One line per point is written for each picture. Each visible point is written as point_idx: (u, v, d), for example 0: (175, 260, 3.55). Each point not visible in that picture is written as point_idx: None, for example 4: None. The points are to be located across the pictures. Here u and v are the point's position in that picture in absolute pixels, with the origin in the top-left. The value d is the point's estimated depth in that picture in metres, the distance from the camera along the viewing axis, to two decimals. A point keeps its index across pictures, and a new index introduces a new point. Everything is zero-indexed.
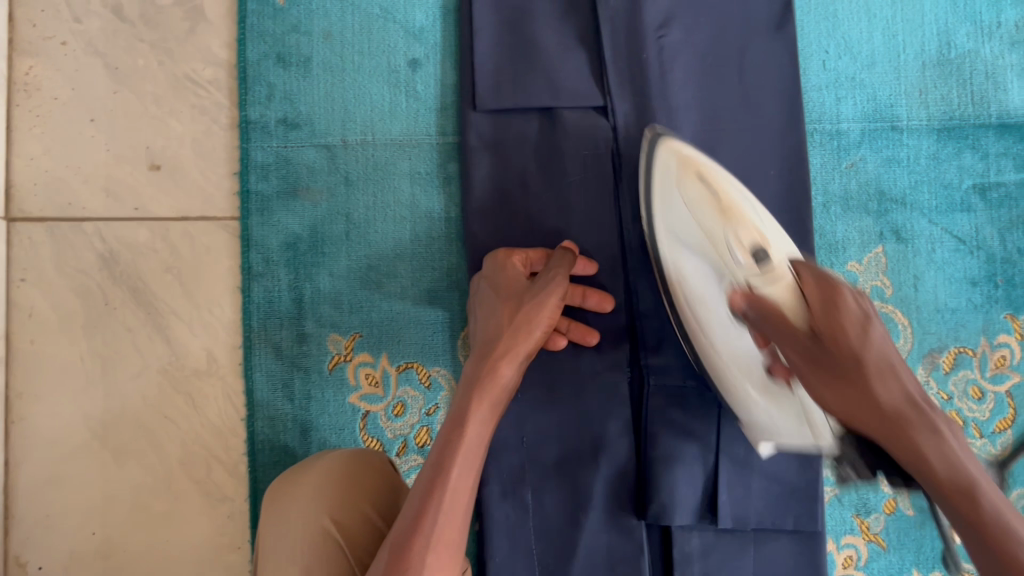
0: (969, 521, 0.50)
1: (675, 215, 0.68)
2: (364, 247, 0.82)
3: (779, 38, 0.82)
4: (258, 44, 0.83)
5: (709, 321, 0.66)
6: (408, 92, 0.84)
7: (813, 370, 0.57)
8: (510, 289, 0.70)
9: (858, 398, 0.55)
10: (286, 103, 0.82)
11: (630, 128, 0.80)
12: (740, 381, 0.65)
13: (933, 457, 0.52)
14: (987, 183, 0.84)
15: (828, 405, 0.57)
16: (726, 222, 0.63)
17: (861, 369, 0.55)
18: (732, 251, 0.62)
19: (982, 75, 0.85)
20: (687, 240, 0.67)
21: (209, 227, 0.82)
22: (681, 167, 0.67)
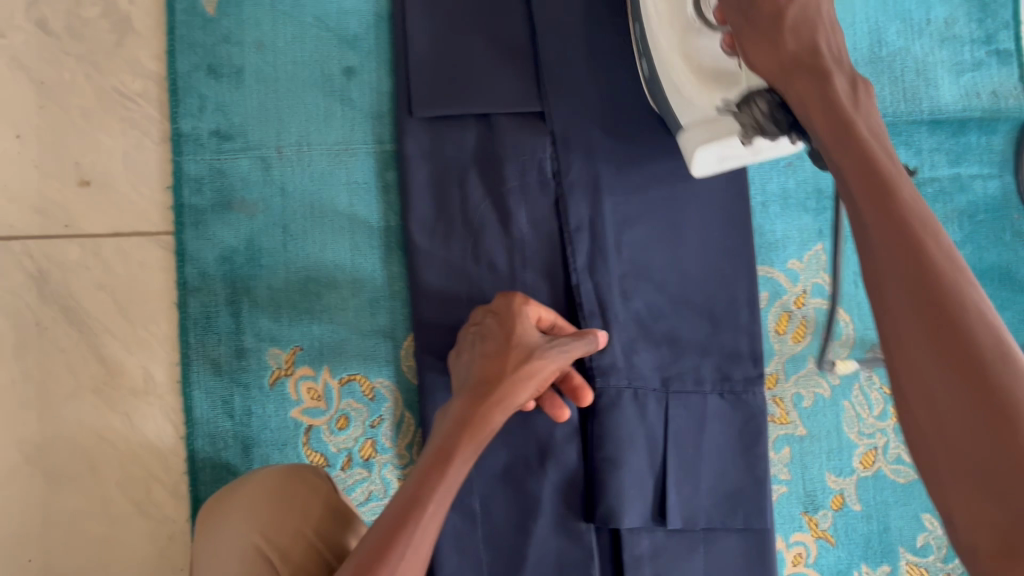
0: (848, 151, 0.52)
1: None
2: (303, 258, 0.81)
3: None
4: (188, 55, 0.81)
5: (673, 18, 0.71)
6: (344, 100, 0.83)
7: (741, 21, 0.63)
8: (518, 332, 0.66)
9: (768, 49, 0.61)
10: (218, 115, 0.81)
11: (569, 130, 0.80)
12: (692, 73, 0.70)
13: (815, 93, 0.57)
14: (920, 179, 0.85)
15: (749, 61, 0.63)
16: None
17: (780, 22, 0.61)
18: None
19: (913, 72, 0.85)
20: None
21: (143, 242, 0.81)
22: None
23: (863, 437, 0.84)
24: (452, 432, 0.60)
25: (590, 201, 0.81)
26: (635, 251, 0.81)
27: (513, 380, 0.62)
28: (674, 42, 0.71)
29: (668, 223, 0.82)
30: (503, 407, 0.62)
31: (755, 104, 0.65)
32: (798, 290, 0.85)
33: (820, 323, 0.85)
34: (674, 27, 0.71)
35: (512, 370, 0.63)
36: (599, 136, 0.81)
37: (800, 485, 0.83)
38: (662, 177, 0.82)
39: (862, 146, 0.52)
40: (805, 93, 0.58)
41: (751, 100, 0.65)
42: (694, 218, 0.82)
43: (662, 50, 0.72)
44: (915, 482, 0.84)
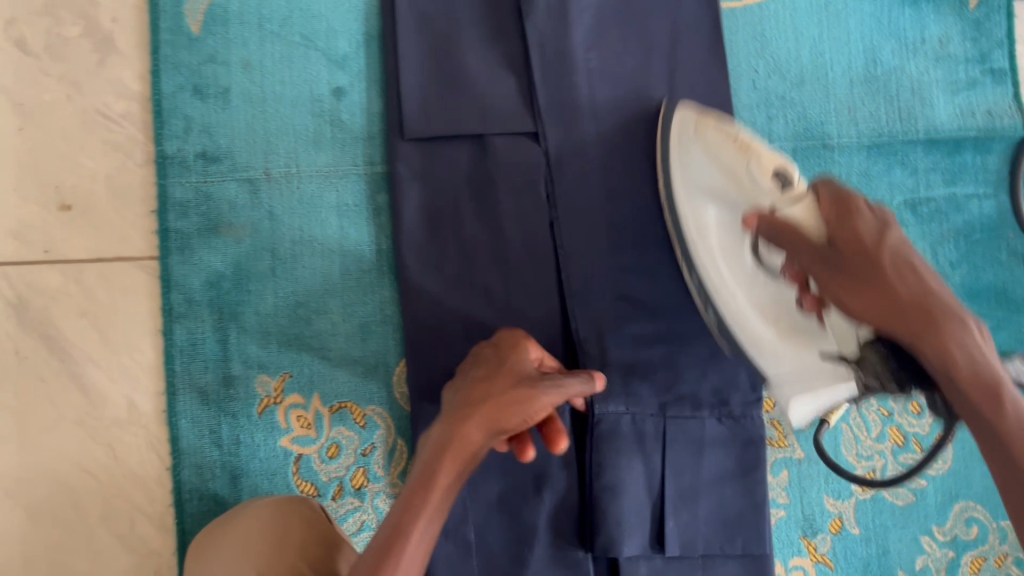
0: (974, 391, 0.53)
1: (697, 170, 0.72)
2: (292, 284, 0.79)
3: (708, 59, 0.82)
4: (172, 75, 0.79)
5: (732, 263, 0.69)
6: (333, 121, 0.81)
7: (830, 277, 0.60)
8: (500, 362, 0.63)
9: (875, 298, 0.58)
10: (204, 137, 0.79)
11: (564, 151, 0.79)
12: (771, 340, 0.66)
13: (960, 355, 0.54)
14: (917, 199, 0.84)
15: (847, 308, 0.59)
16: (745, 155, 0.67)
17: (874, 267, 0.59)
18: (754, 178, 0.66)
19: (908, 91, 0.85)
20: (705, 169, 0.70)
21: (126, 267, 0.78)
22: (698, 124, 0.72)
23: (862, 460, 0.83)
24: (436, 453, 0.58)
25: (585, 223, 0.79)
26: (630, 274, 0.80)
27: (493, 402, 0.59)
28: (742, 293, 0.69)
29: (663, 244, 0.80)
30: (477, 429, 0.58)
31: (867, 359, 0.58)
32: None
33: None
34: (737, 278, 0.69)
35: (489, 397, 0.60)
36: (594, 157, 0.80)
37: (798, 509, 0.82)
38: (656, 197, 0.80)
39: (981, 383, 0.53)
40: (942, 363, 0.54)
41: (867, 359, 0.58)
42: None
43: (721, 274, 0.70)
44: (914, 505, 0.83)
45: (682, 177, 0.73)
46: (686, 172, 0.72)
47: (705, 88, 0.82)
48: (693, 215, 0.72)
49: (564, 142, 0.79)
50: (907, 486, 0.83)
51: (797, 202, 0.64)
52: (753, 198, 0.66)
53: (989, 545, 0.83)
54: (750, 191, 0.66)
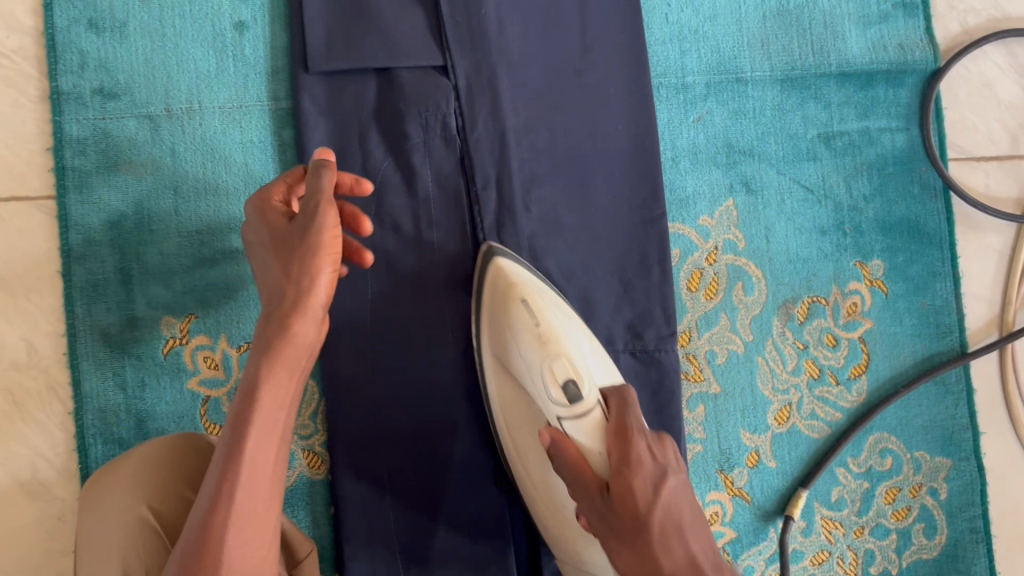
0: None
1: (502, 342, 0.68)
2: (195, 222, 0.77)
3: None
4: (67, 9, 0.77)
5: (535, 454, 0.68)
6: (236, 56, 0.79)
7: (603, 525, 0.56)
8: (278, 231, 0.55)
9: (641, 561, 0.53)
10: (101, 72, 0.77)
11: (474, 84, 0.77)
12: (573, 537, 0.67)
13: None
14: (831, 132, 0.84)
15: (617, 564, 0.55)
16: (544, 353, 0.64)
17: (646, 531, 0.53)
18: (546, 384, 0.62)
19: (820, 25, 0.85)
20: (507, 336, 0.67)
21: (22, 207, 0.76)
22: (508, 287, 0.69)
23: (777, 394, 0.83)
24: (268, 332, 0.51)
25: (496, 158, 0.77)
26: (543, 211, 0.79)
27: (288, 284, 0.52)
28: (578, 552, 0.67)
29: (574, 180, 0.80)
30: (303, 313, 0.52)
31: None
32: (710, 247, 0.83)
33: (732, 279, 0.83)
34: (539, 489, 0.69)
35: (289, 274, 0.53)
36: (505, 88, 0.78)
37: (715, 443, 0.82)
38: (567, 133, 0.80)
39: None
40: None
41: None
42: (600, 172, 0.80)
43: (524, 474, 0.70)
44: (829, 438, 0.83)
45: (494, 355, 0.70)
46: (499, 376, 0.70)
47: (617, 20, 0.82)
48: (495, 360, 0.70)
49: (475, 75, 0.77)
50: (823, 418, 0.83)
51: (587, 425, 0.59)
52: (547, 412, 0.63)
53: (904, 475, 0.83)
54: (542, 404, 0.63)
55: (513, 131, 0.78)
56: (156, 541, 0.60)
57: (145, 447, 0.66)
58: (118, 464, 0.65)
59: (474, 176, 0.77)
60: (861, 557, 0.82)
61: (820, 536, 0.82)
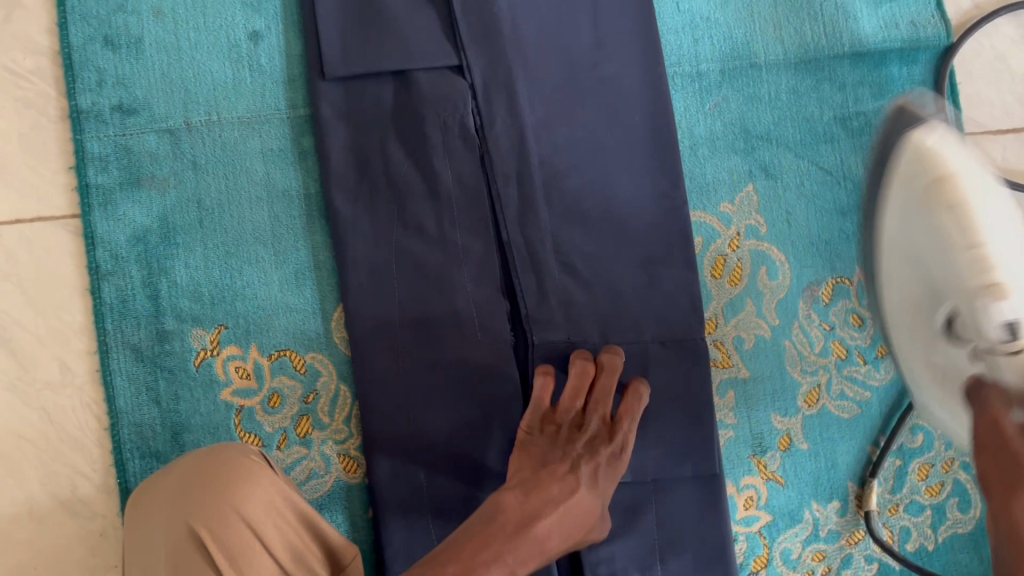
0: None
1: (910, 222, 0.60)
2: (221, 233, 0.78)
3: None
4: (82, 27, 0.77)
5: (919, 326, 0.62)
6: (252, 67, 0.79)
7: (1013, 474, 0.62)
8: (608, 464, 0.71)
9: None
10: (119, 88, 0.77)
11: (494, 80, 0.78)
12: (925, 396, 0.65)
13: None
14: (847, 113, 0.84)
15: None
16: (971, 271, 0.54)
17: None
18: (965, 278, 0.55)
19: (832, 5, 0.85)
20: (915, 206, 0.59)
21: (46, 227, 0.76)
22: (938, 178, 0.57)
23: (806, 376, 0.83)
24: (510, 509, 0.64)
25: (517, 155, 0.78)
26: (564, 206, 0.79)
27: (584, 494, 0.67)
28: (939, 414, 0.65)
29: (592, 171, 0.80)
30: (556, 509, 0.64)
31: None
32: (732, 233, 0.83)
33: (756, 264, 0.83)
34: (907, 343, 0.64)
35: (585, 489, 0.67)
36: (521, 85, 0.78)
37: (747, 428, 0.82)
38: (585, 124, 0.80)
39: None
40: None
41: None
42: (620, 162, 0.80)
43: (895, 312, 0.65)
44: (860, 417, 0.83)
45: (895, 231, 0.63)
46: (894, 226, 0.63)
47: (631, 11, 0.81)
48: (890, 236, 0.64)
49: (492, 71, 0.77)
50: (853, 398, 0.83)
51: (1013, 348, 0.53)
52: (948, 305, 0.57)
53: (936, 451, 0.84)
54: (948, 298, 0.57)
55: (532, 127, 0.78)
56: (209, 566, 0.60)
57: (203, 463, 0.63)
58: (173, 477, 0.64)
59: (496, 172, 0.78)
60: (897, 534, 0.83)
61: (856, 516, 0.82)
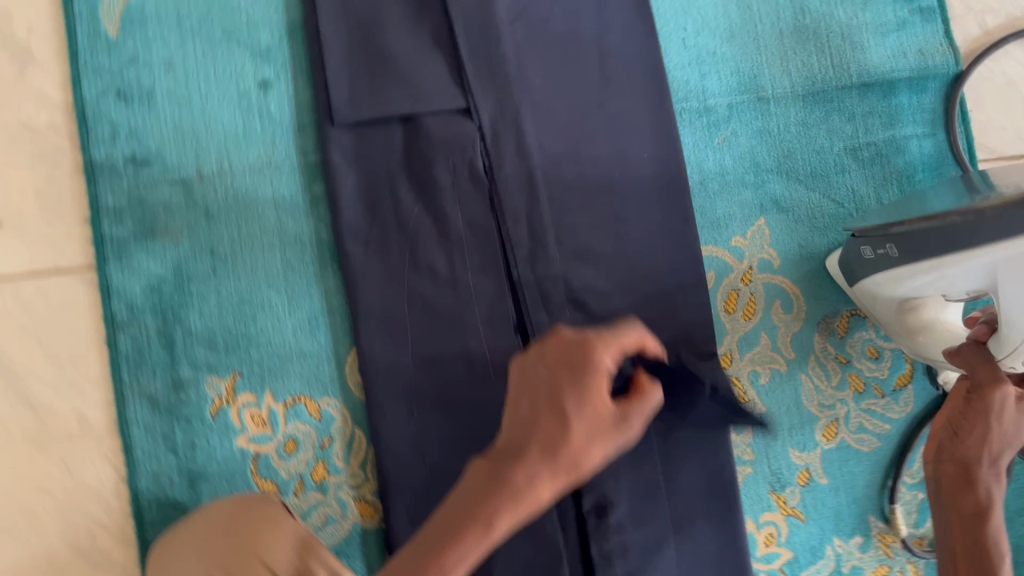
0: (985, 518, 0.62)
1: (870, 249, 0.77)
2: (235, 281, 0.78)
3: (636, 23, 0.82)
4: (94, 81, 0.78)
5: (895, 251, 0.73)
6: (262, 116, 0.80)
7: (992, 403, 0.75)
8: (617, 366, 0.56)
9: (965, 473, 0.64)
10: (132, 141, 0.78)
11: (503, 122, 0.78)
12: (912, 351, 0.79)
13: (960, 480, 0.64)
14: (857, 144, 0.84)
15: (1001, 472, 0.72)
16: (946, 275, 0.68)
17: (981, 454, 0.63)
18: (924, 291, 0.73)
19: (839, 36, 0.84)
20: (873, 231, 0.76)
21: (62, 279, 0.77)
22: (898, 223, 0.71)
23: (824, 410, 0.82)
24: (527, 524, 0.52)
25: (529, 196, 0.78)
26: (576, 244, 0.79)
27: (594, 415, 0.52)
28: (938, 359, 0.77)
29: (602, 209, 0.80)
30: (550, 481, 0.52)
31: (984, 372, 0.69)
32: (744, 267, 0.82)
33: (769, 298, 0.83)
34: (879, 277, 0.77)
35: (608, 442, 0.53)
36: (529, 126, 0.78)
37: (765, 464, 0.81)
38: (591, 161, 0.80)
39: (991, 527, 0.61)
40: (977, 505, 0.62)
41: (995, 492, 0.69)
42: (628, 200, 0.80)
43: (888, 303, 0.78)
44: (879, 450, 0.82)
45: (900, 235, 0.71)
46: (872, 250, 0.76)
47: (637, 48, 0.82)
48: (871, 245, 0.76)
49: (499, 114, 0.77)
50: (871, 432, 0.82)
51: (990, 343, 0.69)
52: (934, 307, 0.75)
53: None
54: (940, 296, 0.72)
55: (542, 165, 0.79)
56: None
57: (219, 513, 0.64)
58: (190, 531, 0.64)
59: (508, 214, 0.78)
60: (919, 566, 0.83)
61: (877, 550, 0.82)
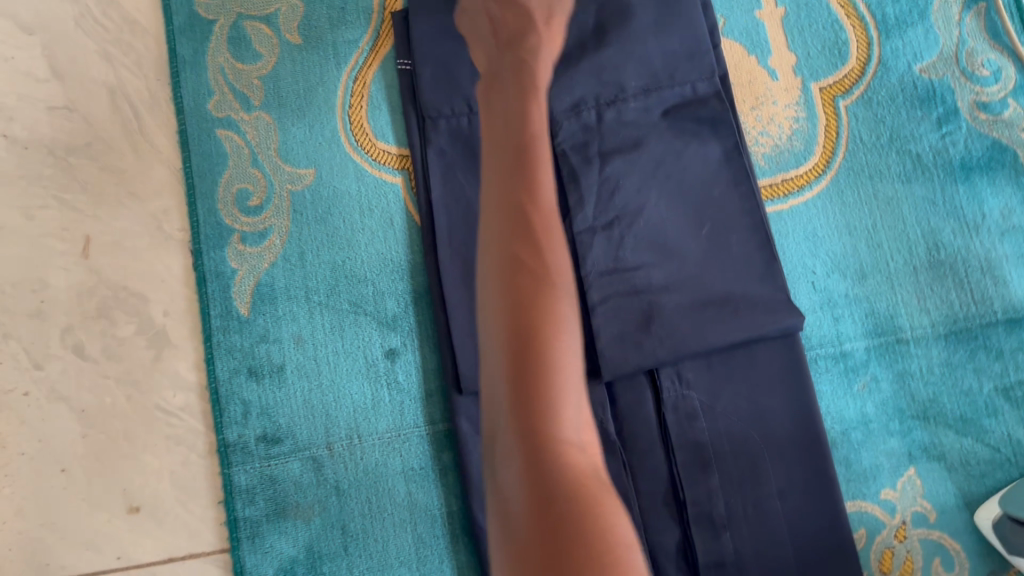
0: None
1: None
2: (366, 558, 0.76)
3: (756, 240, 0.79)
4: (227, 360, 0.79)
5: None
6: (390, 385, 0.79)
7: None
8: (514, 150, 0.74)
9: None
10: (263, 418, 0.78)
11: (597, 190, 0.80)
12: None
13: None
14: (1009, 384, 0.79)
15: None
16: None
17: None
18: None
19: (978, 271, 0.81)
20: None
21: (197, 564, 0.77)
22: None
23: None
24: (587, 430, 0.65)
25: (610, 269, 0.79)
26: (680, 337, 0.76)
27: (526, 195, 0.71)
28: None
29: (682, 278, 0.78)
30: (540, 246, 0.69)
31: None
32: (897, 522, 0.77)
33: (928, 556, 0.77)
34: None
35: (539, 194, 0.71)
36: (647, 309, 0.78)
37: None
38: (681, 260, 0.79)
39: None
40: None
41: None
42: (715, 283, 0.78)
43: None
44: None
45: None
46: None
47: (764, 279, 0.78)
48: None
49: (594, 176, 0.80)
50: None
51: None
52: None
53: None
54: None
55: (670, 398, 0.77)
56: None
57: None
58: None
59: (629, 421, 0.78)
60: None
61: None
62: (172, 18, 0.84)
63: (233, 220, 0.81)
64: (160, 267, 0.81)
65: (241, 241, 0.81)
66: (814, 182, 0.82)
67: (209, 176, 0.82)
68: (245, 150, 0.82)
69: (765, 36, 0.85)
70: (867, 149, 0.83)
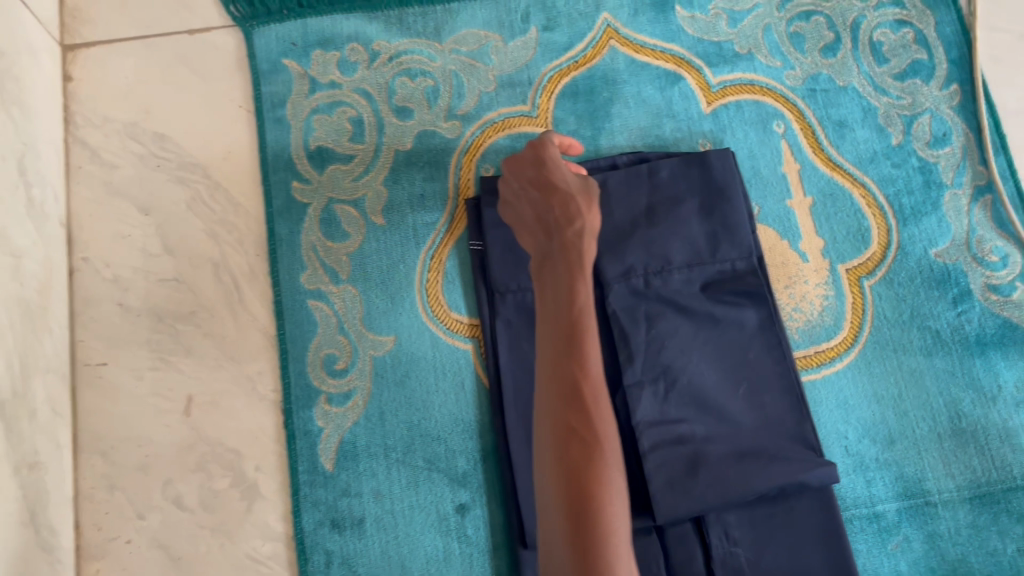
0: None
1: None
2: None
3: (792, 401, 0.87)
4: (312, 513, 0.87)
5: None
6: (460, 538, 0.86)
7: None
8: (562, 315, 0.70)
9: None
10: (345, 567, 0.85)
11: (645, 348, 0.87)
12: None
13: None
14: None
15: None
16: None
17: None
18: None
19: (996, 438, 0.89)
20: None
21: None
22: None
23: None
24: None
25: (657, 419, 0.86)
26: (725, 487, 0.83)
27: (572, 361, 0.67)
28: None
29: (723, 431, 0.86)
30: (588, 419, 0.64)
31: None
32: None
33: None
34: None
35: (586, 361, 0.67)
36: (691, 458, 0.84)
37: None
38: (722, 413, 0.86)
39: None
40: None
41: None
42: (754, 439, 0.86)
43: None
44: None
45: None
46: None
47: (802, 444, 0.85)
48: None
49: (642, 336, 0.88)
50: None
51: None
52: None
53: None
54: None
55: (719, 554, 0.84)
56: None
57: None
58: None
59: (680, 574, 0.85)
60: None
61: None
62: (272, 202, 0.96)
63: (321, 383, 0.90)
64: (254, 425, 0.90)
65: (327, 402, 0.90)
66: (844, 354, 0.91)
67: (300, 343, 0.91)
68: (333, 319, 0.92)
69: (796, 222, 0.96)
70: (891, 325, 0.92)
